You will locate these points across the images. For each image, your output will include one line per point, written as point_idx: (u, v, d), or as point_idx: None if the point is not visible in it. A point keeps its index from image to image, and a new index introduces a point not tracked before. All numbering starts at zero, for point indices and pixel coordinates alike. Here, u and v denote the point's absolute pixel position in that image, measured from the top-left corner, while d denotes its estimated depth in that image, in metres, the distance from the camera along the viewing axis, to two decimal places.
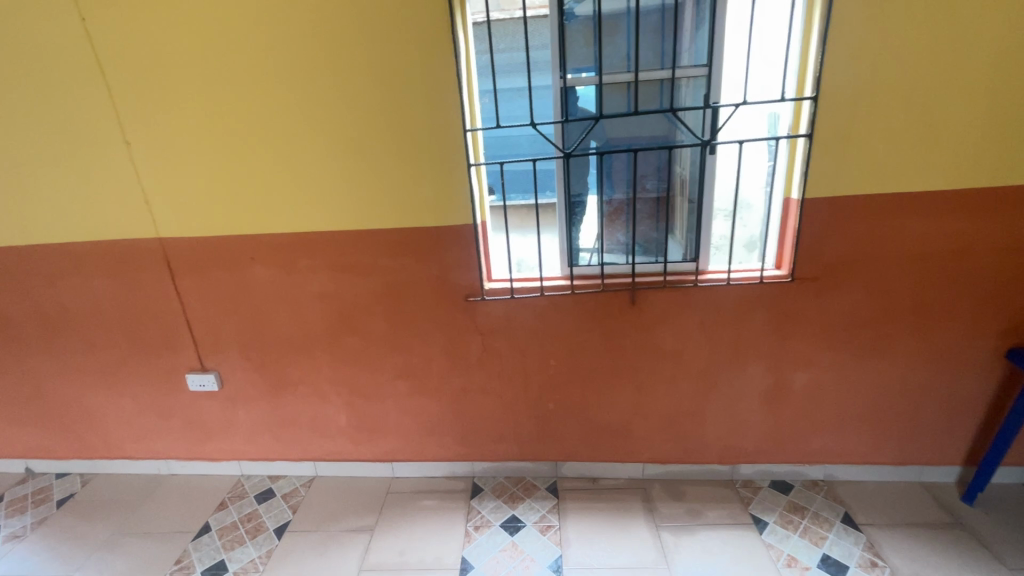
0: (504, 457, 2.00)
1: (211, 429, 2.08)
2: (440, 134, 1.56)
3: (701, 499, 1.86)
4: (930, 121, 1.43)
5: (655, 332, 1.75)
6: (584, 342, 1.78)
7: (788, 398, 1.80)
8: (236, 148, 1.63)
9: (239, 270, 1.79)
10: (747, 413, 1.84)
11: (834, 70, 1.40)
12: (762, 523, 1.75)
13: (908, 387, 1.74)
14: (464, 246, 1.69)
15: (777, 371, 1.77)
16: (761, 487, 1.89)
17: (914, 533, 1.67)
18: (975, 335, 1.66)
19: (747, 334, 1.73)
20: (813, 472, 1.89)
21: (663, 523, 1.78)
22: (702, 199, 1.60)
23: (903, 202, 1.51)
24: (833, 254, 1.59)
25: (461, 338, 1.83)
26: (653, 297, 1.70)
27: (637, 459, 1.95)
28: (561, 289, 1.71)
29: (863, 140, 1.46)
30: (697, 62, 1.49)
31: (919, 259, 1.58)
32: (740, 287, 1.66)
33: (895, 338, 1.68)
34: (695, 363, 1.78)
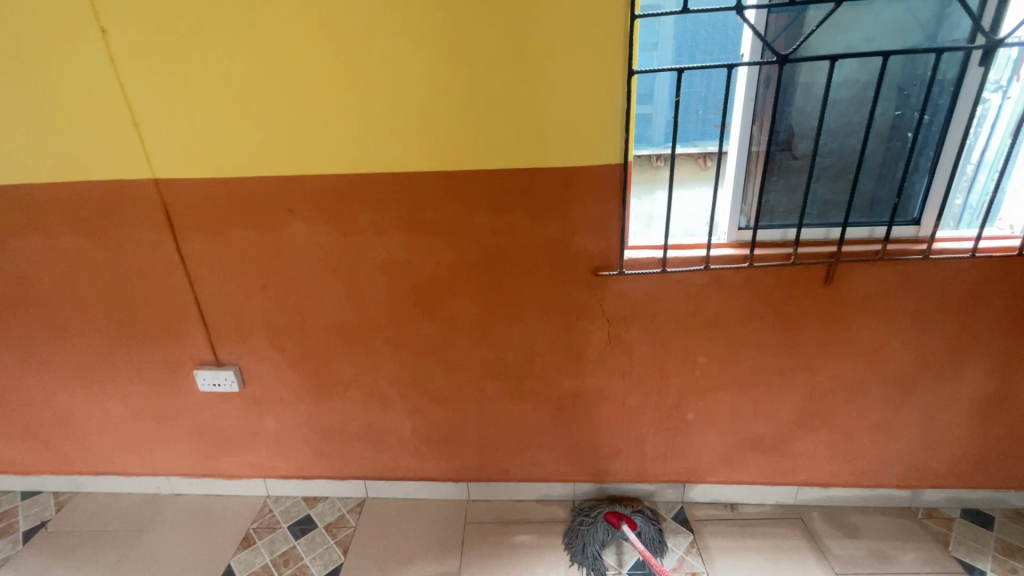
0: (617, 478, 1.55)
1: (228, 439, 1.59)
2: (587, 24, 1.03)
3: (882, 537, 1.44)
4: None
5: (852, 321, 1.29)
6: (749, 334, 1.32)
7: (1010, 409, 1.37)
8: (273, 42, 1.08)
9: (273, 229, 1.26)
10: (948, 427, 1.41)
11: None
12: (976, 572, 1.33)
13: None
14: (603, 198, 1.18)
15: (1004, 374, 1.33)
16: (954, 519, 1.47)
17: None
18: None
19: (977, 326, 1.27)
20: (1017, 499, 1.48)
21: (844, 572, 1.36)
22: (957, 135, 1.11)
23: None
24: None
25: (580, 326, 1.34)
26: (861, 274, 1.23)
27: (791, 481, 1.52)
28: (733, 261, 1.23)
29: None
30: None
31: None
32: (985, 260, 1.19)
33: None
34: (896, 363, 1.33)
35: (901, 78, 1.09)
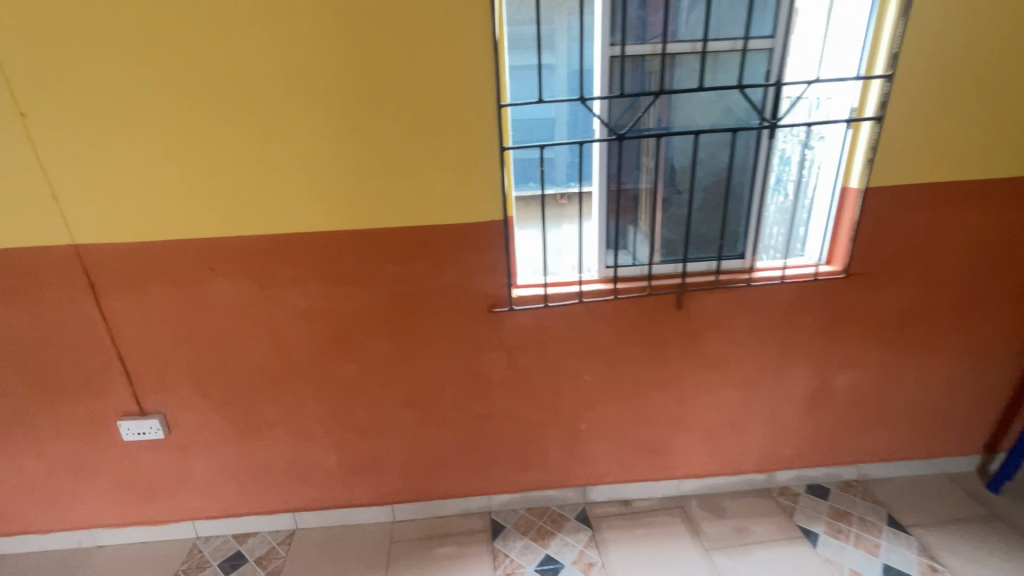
0: (527, 487, 1.75)
1: (154, 486, 1.64)
2: (464, 109, 1.25)
3: (744, 515, 1.72)
4: (1001, 103, 1.35)
5: (703, 338, 1.57)
6: (623, 354, 1.57)
7: (830, 400, 1.70)
8: (188, 126, 1.23)
9: (193, 285, 1.38)
10: (788, 419, 1.72)
11: (913, 46, 1.26)
12: (813, 534, 1.64)
13: (943, 381, 1.71)
14: (493, 248, 1.40)
15: (822, 372, 1.66)
16: (800, 494, 1.79)
17: (958, 530, 1.64)
18: (1009, 325, 1.64)
19: (796, 336, 1.59)
20: (847, 472, 1.82)
21: (713, 547, 1.63)
22: (760, 190, 1.43)
23: (964, 190, 1.43)
24: (889, 248, 1.49)
25: (481, 356, 1.54)
26: (703, 299, 1.51)
27: (673, 475, 1.78)
28: (603, 294, 1.48)
29: (933, 124, 1.35)
30: (761, 33, 1.29)
31: (971, 251, 1.52)
32: (795, 284, 1.51)
33: (937, 332, 1.63)
34: (741, 369, 1.63)
35: (714, 148, 1.40)
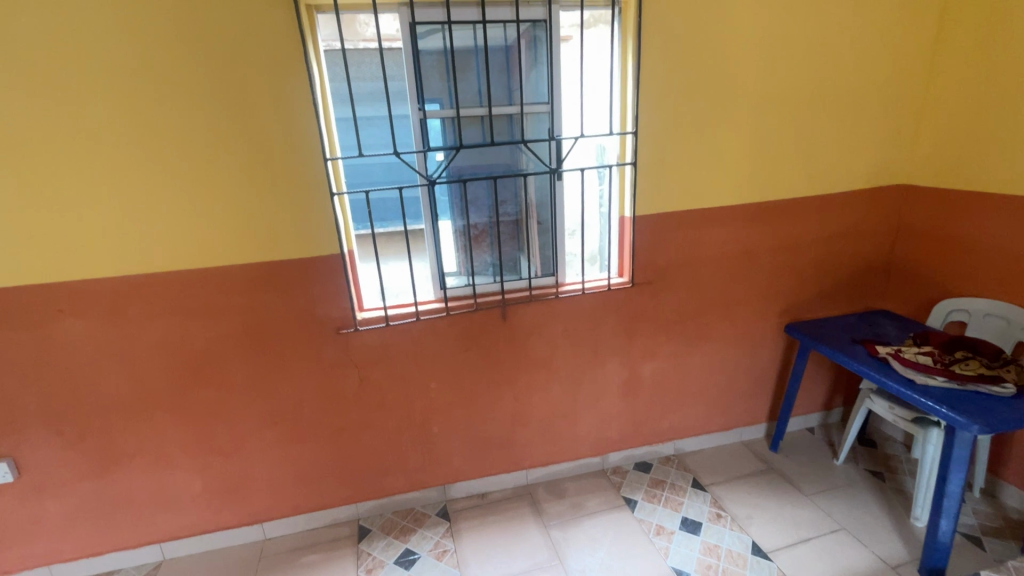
0: (390, 491, 1.94)
1: (4, 532, 1.64)
2: (297, 163, 1.51)
3: (580, 493, 2.03)
4: (718, 150, 1.83)
5: (528, 344, 1.89)
6: (461, 362, 1.84)
7: (640, 388, 2.08)
8: (31, 181, 1.36)
9: (42, 327, 1.47)
10: (609, 406, 2.07)
11: (646, 110, 1.70)
12: (633, 501, 1.97)
13: (724, 364, 2.14)
14: (334, 277, 1.63)
15: (630, 365, 2.03)
16: (628, 471, 2.13)
17: (743, 483, 2.04)
18: (763, 316, 2.11)
19: (603, 336, 1.95)
20: (665, 448, 2.20)
21: (551, 522, 1.90)
22: (555, 220, 1.79)
23: (705, 215, 1.89)
24: (661, 262, 1.90)
25: (334, 373, 1.74)
26: (522, 310, 1.83)
27: (521, 466, 2.06)
28: (436, 311, 1.76)
29: (672, 165, 1.79)
30: (538, 100, 1.68)
31: (724, 259, 1.97)
32: (594, 294, 1.87)
33: (710, 326, 2.06)
34: (563, 367, 1.96)
35: (516, 188, 1.76)
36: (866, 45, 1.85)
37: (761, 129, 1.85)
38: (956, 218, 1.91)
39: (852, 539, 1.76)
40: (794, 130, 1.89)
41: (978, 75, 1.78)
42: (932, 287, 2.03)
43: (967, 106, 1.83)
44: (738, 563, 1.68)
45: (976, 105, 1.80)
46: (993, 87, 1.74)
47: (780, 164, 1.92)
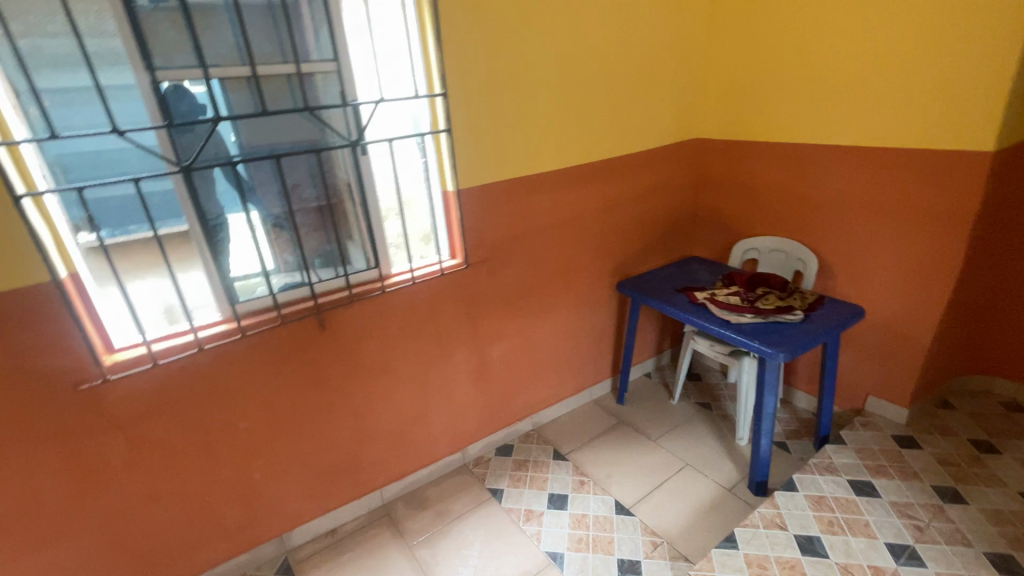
0: (206, 563, 1.55)
1: None
2: None
3: (444, 497, 1.86)
4: (538, 112, 1.71)
5: (359, 350, 1.61)
6: (275, 390, 1.49)
7: (490, 373, 1.95)
8: None
9: None
10: (461, 399, 1.91)
11: (454, 70, 1.49)
12: (499, 491, 1.87)
13: (567, 332, 2.13)
14: (53, 317, 1.15)
15: (477, 352, 1.89)
16: (490, 459, 2.02)
17: (599, 443, 2.08)
18: (598, 279, 2.13)
19: (444, 326, 1.76)
20: (523, 426, 2.14)
21: (416, 541, 1.70)
22: (366, 203, 1.51)
23: (533, 183, 1.79)
24: (494, 236, 1.76)
25: (85, 444, 1.26)
26: (343, 315, 1.54)
27: (373, 486, 1.81)
28: (226, 335, 1.37)
29: (491, 132, 1.63)
30: (322, 56, 1.35)
31: (556, 227, 1.91)
32: (426, 282, 1.66)
33: (551, 297, 2.01)
34: (404, 368, 1.73)
35: (308, 169, 1.44)
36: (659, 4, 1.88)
37: (578, 87, 1.78)
38: (745, 166, 2.12)
39: (695, 471, 1.90)
40: (606, 91, 1.86)
41: (755, 30, 1.92)
42: (732, 230, 2.24)
43: (749, 61, 1.98)
44: (605, 527, 1.68)
45: (756, 59, 1.96)
46: (767, 42, 1.90)
47: (597, 124, 1.88)
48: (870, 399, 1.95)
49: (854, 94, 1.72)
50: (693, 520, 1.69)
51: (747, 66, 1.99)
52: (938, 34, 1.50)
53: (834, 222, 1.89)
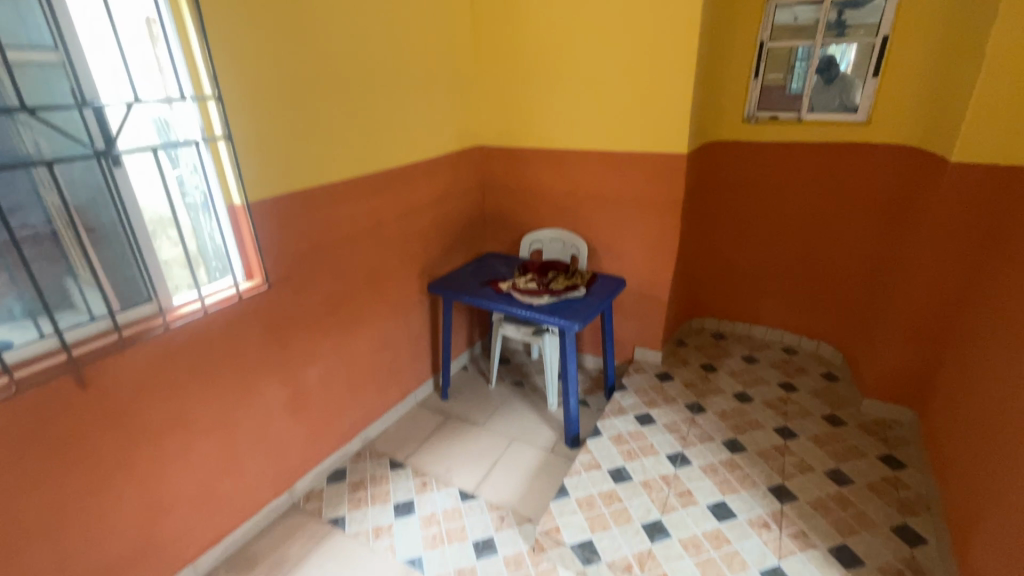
0: None
1: None
2: None
3: (276, 547, 1.66)
4: (327, 119, 1.67)
5: (140, 404, 1.31)
6: (17, 480, 1.12)
7: (308, 398, 1.81)
8: None
9: None
10: (279, 433, 1.73)
11: (227, 70, 1.35)
12: (340, 519, 1.75)
13: (384, 340, 2.11)
14: None
15: (291, 378, 1.73)
16: (323, 490, 1.88)
17: (432, 442, 2.12)
18: (407, 283, 2.17)
19: (249, 356, 1.57)
20: (353, 446, 2.04)
21: None
22: (127, 225, 1.24)
23: (331, 192, 1.73)
24: (295, 250, 1.63)
25: None
26: (113, 364, 1.24)
27: (181, 563, 1.50)
28: None
29: (279, 140, 1.52)
30: (38, 43, 1.07)
31: (359, 236, 1.88)
32: (221, 310, 1.44)
33: (363, 307, 1.97)
34: (205, 412, 1.48)
35: (30, 186, 1.10)
36: (428, 22, 2.02)
37: (363, 95, 1.79)
38: (520, 170, 2.42)
39: (521, 443, 2.11)
40: (391, 100, 1.91)
41: (514, 50, 2.23)
42: (518, 225, 2.53)
43: (512, 77, 2.28)
44: (455, 518, 1.74)
45: (517, 76, 2.27)
46: (525, 62, 2.23)
47: (387, 132, 1.92)
48: (636, 349, 2.46)
49: (594, 108, 2.16)
50: (529, 486, 1.89)
51: (511, 81, 2.29)
52: (643, 65, 2.01)
53: (593, 212, 2.32)
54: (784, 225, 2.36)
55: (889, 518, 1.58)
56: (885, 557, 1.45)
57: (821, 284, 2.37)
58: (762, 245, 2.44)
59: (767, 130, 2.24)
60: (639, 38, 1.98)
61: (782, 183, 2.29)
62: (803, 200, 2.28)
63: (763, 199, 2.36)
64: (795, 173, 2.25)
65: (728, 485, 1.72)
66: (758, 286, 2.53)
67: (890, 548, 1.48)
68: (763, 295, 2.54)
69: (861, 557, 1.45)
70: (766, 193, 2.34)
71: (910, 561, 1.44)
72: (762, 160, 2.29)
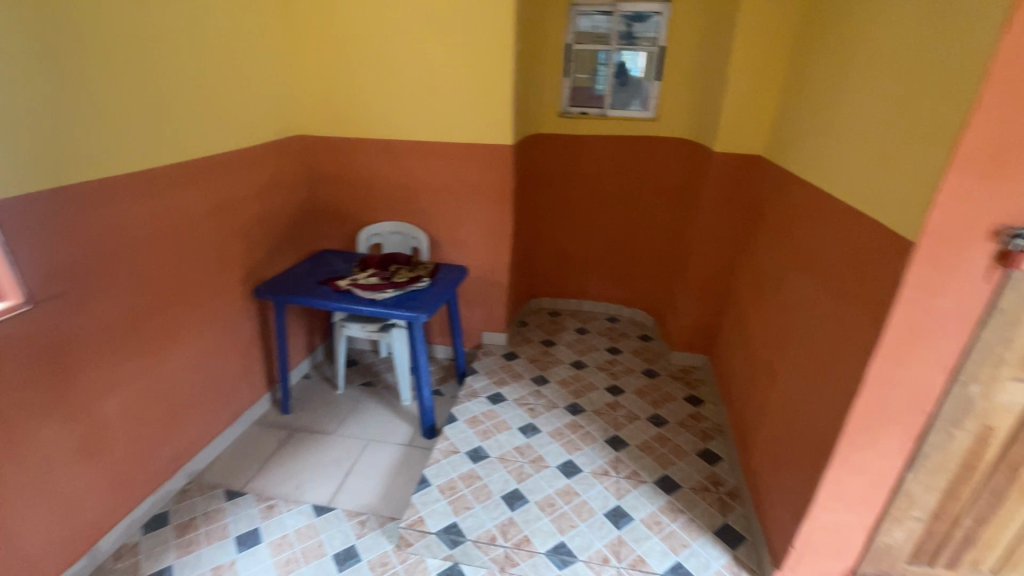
0: None
1: None
2: None
3: None
4: (106, 97, 1.38)
5: None
6: None
7: (108, 436, 1.50)
8: None
9: None
10: (69, 485, 1.40)
11: None
12: (166, 569, 1.50)
13: (204, 357, 1.84)
14: None
15: (81, 415, 1.41)
16: (139, 541, 1.58)
17: (276, 461, 1.93)
18: (229, 289, 1.92)
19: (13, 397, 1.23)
20: (175, 483, 1.76)
21: None
22: None
23: (118, 186, 1.43)
24: (70, 258, 1.33)
25: None
26: None
27: None
28: None
29: (36, 121, 1.21)
30: None
31: (162, 238, 1.60)
32: None
33: (173, 321, 1.69)
34: None
35: None
36: None
37: (153, 71, 1.51)
38: (351, 161, 2.31)
39: (377, 443, 2.05)
40: (193, 78, 1.66)
41: (334, 33, 2.11)
42: (353, 219, 2.41)
43: (335, 62, 2.15)
44: (311, 535, 1.62)
45: (341, 62, 2.15)
46: (346, 47, 2.12)
47: (190, 116, 1.65)
48: (484, 334, 2.56)
49: (422, 98, 2.16)
50: (389, 485, 1.84)
51: (334, 66, 2.16)
52: (468, 57, 2.07)
53: (431, 203, 2.33)
54: (599, 209, 2.66)
55: (695, 445, 1.92)
56: (695, 477, 1.76)
57: (634, 259, 2.73)
58: (584, 227, 2.72)
59: (579, 123, 2.49)
60: (462, 30, 2.03)
61: (596, 171, 2.57)
62: (614, 186, 2.59)
63: (582, 186, 2.62)
64: (605, 162, 2.55)
65: (573, 444, 1.90)
66: (585, 265, 2.82)
67: (698, 470, 1.80)
68: (589, 272, 2.83)
69: (678, 482, 1.74)
70: (584, 181, 2.60)
71: (712, 476, 1.77)
72: (578, 151, 2.55)
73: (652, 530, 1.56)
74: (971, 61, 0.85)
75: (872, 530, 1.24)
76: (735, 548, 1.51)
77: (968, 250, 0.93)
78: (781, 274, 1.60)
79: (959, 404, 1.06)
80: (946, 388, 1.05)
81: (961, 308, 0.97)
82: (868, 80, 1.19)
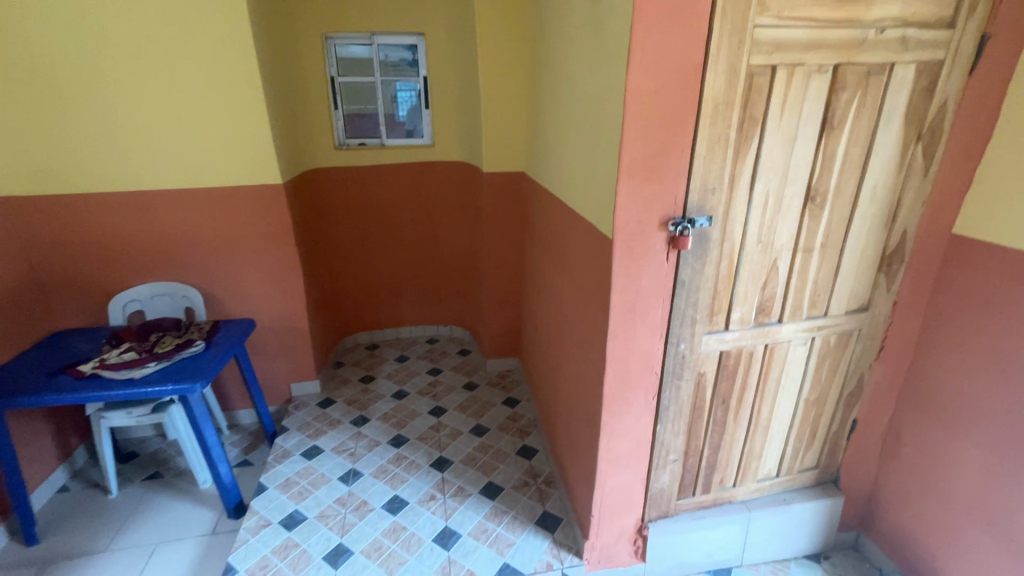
0: None
1: None
2: None
3: None
4: None
5: None
6: None
7: None
8: None
9: None
10: None
11: None
12: None
13: None
14: None
15: None
16: None
17: None
18: None
19: None
20: None
21: None
22: None
23: None
24: None
25: None
26: None
27: None
28: None
29: None
30: None
31: None
32: None
33: None
34: None
35: None
36: None
37: None
38: (82, 220, 1.94)
39: (168, 543, 1.74)
40: None
41: (27, 71, 1.75)
42: (100, 287, 2.02)
43: (36, 106, 1.79)
44: None
45: (45, 105, 1.80)
46: (48, 87, 1.78)
47: None
48: (292, 386, 2.37)
49: (164, 140, 1.92)
50: None
51: (34, 111, 1.79)
52: (215, 93, 1.90)
53: (199, 255, 2.08)
54: (396, 237, 2.66)
55: (515, 446, 2.04)
56: (516, 476, 1.87)
57: (439, 279, 2.80)
58: (384, 255, 2.69)
59: (358, 154, 2.47)
60: (202, 63, 1.86)
61: (385, 199, 2.57)
62: (406, 212, 2.62)
63: (374, 215, 2.59)
64: (392, 190, 2.56)
65: (397, 478, 1.88)
66: (394, 292, 2.80)
67: (519, 468, 1.92)
68: (400, 299, 2.82)
69: (500, 485, 1.83)
70: (375, 210, 2.58)
71: (530, 470, 1.90)
72: (362, 182, 2.52)
73: (479, 540, 1.61)
74: (618, 89, 1.06)
75: (646, 479, 1.46)
76: (554, 531, 1.64)
77: (650, 239, 1.15)
78: (550, 275, 1.80)
79: (676, 360, 1.30)
80: (663, 351, 1.28)
81: (657, 284, 1.20)
82: (571, 103, 1.40)
